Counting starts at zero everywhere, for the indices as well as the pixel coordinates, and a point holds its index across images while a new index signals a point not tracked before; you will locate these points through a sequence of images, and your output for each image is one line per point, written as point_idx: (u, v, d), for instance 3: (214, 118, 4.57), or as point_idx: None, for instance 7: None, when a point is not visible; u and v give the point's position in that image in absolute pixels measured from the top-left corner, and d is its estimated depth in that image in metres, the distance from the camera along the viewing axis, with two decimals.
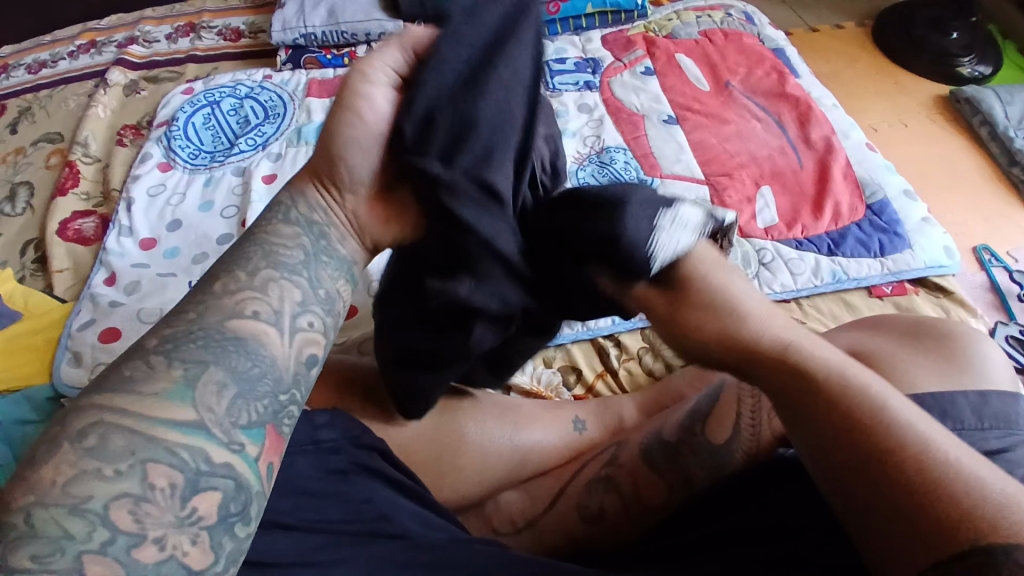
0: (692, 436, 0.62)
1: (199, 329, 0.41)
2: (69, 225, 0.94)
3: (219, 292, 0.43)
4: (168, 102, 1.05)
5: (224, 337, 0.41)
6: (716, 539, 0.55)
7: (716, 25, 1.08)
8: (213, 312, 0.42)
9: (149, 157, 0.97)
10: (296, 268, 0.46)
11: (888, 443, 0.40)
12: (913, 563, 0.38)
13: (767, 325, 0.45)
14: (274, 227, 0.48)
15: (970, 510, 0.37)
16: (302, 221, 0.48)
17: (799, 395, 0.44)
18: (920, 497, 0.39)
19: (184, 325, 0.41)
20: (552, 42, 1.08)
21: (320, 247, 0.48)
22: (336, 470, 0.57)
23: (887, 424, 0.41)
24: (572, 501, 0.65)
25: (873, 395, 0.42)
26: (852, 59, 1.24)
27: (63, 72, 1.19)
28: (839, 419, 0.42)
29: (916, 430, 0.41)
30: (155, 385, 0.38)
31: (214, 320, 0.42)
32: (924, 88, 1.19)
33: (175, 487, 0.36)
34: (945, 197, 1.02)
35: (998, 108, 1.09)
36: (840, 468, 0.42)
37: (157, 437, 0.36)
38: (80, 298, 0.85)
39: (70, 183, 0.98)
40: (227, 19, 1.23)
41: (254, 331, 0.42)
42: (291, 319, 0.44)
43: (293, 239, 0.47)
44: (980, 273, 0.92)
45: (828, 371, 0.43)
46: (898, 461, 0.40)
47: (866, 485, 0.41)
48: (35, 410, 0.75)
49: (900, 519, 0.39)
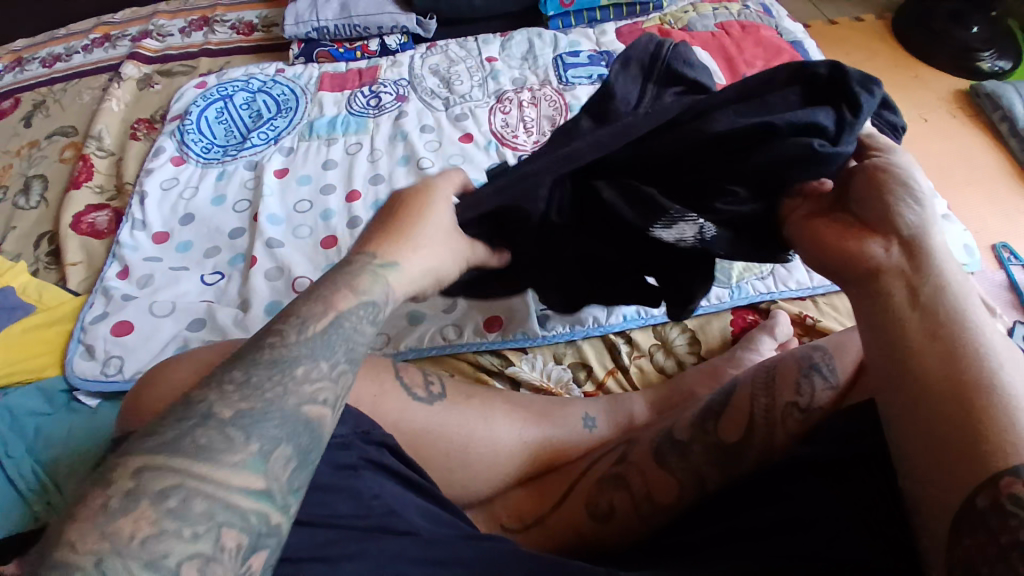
0: (704, 435, 0.61)
1: (275, 404, 0.40)
2: (83, 218, 0.94)
3: (298, 372, 0.42)
4: (182, 95, 1.05)
5: (298, 417, 0.40)
6: (726, 535, 0.53)
7: (733, 17, 1.06)
8: (292, 394, 0.41)
9: (162, 151, 0.98)
10: (361, 361, 0.45)
11: (966, 375, 0.40)
12: (940, 470, 0.40)
13: (888, 214, 0.46)
14: (350, 317, 0.46)
15: (1006, 437, 0.38)
16: (370, 315, 0.47)
17: (892, 293, 0.45)
18: (965, 409, 0.39)
19: (261, 399, 0.40)
20: (565, 35, 1.07)
21: (379, 343, 0.48)
22: (347, 465, 0.56)
23: (959, 339, 0.42)
24: (581, 498, 0.64)
25: (968, 319, 0.43)
26: (870, 53, 1.22)
27: (78, 66, 1.20)
28: (919, 320, 0.43)
29: (987, 353, 0.41)
30: (228, 448, 0.37)
31: (291, 400, 0.40)
32: (944, 82, 1.16)
33: (240, 551, 0.36)
34: (964, 193, 1.00)
35: (1019, 104, 1.07)
36: (900, 363, 0.43)
37: (233, 504, 0.36)
38: (93, 291, 0.85)
39: (84, 177, 0.99)
40: (240, 13, 1.23)
41: (322, 416, 0.41)
42: (349, 407, 0.44)
43: (365, 331, 0.47)
44: (999, 271, 0.90)
45: (928, 278, 0.44)
46: (957, 376, 0.41)
47: (908, 389, 0.42)
48: (48, 402, 0.77)
49: (948, 445, 0.39)
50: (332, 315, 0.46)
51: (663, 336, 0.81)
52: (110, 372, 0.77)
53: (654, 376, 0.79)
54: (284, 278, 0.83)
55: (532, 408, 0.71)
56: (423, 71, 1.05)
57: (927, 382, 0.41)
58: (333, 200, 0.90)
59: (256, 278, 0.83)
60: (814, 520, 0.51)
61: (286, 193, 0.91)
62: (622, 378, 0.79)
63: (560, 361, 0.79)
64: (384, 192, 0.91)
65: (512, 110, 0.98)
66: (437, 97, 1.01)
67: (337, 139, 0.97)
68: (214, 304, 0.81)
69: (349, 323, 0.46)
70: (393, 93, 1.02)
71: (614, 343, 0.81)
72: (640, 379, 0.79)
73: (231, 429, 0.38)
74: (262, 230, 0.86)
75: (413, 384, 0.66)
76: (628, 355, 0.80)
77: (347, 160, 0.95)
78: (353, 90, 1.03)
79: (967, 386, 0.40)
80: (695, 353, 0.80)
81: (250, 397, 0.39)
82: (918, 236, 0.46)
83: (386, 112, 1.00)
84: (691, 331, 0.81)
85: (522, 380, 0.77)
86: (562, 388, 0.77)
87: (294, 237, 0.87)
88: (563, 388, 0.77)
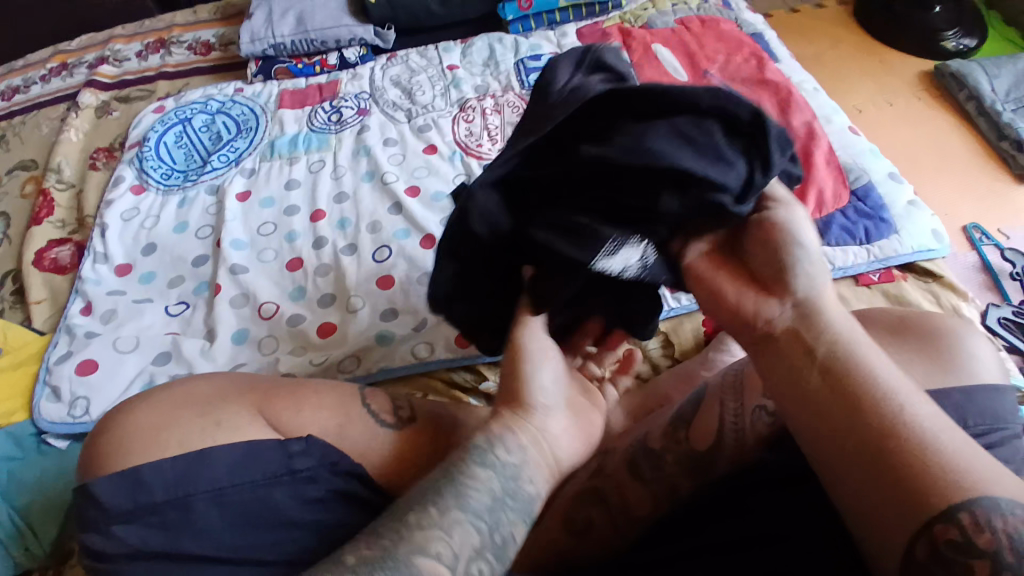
0: (676, 443, 0.61)
1: (390, 557, 0.45)
2: (45, 254, 0.93)
3: (411, 525, 0.47)
4: (140, 122, 1.03)
5: (407, 569, 0.44)
6: (700, 549, 0.54)
7: (692, 12, 1.06)
8: (404, 544, 0.45)
9: (122, 180, 0.96)
10: (481, 512, 0.48)
11: (888, 426, 0.41)
12: (890, 525, 0.40)
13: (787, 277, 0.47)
14: (471, 468, 0.50)
15: (938, 480, 0.38)
16: (495, 467, 0.50)
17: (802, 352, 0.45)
18: (895, 462, 0.40)
19: (380, 549, 0.45)
20: (525, 39, 1.06)
21: (508, 489, 0.50)
22: (315, 499, 0.55)
23: (871, 389, 0.42)
24: (560, 513, 0.63)
25: (871, 366, 0.43)
26: (835, 38, 1.21)
27: (35, 97, 1.18)
28: (826, 383, 0.44)
29: (897, 396, 0.42)
30: (422, 569, 0.45)
31: (403, 551, 0.45)
32: (909, 64, 1.16)
33: None
34: (934, 175, 1.00)
35: (984, 81, 1.06)
36: (826, 431, 0.43)
37: None
38: (57, 329, 0.84)
39: (45, 212, 0.97)
40: (197, 33, 1.21)
41: (432, 572, 0.45)
42: (466, 562, 0.46)
43: (485, 483, 0.50)
44: (971, 253, 0.90)
45: (829, 340, 0.45)
46: (881, 427, 0.41)
47: (843, 447, 0.42)
48: (19, 448, 0.76)
49: (884, 499, 0.40)
50: (445, 467, 0.50)
51: (636, 341, 0.80)
52: (76, 414, 0.75)
53: (630, 381, 0.78)
54: (250, 305, 0.82)
55: None
56: (384, 83, 1.04)
57: (854, 442, 0.41)
58: (297, 221, 0.89)
59: (222, 307, 0.81)
60: (781, 524, 0.53)
61: (249, 216, 0.90)
62: None
63: None
64: (349, 210, 0.89)
65: (476, 119, 0.97)
66: (399, 109, 1.00)
67: (299, 158, 0.96)
68: (180, 336, 0.80)
69: (461, 471, 0.50)
70: (354, 107, 1.01)
71: None
72: None
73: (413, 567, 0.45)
74: (226, 257, 0.85)
75: (381, 410, 0.65)
76: None
77: (309, 179, 0.93)
78: (314, 107, 1.02)
79: (894, 436, 0.40)
80: (669, 356, 0.79)
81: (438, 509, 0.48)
82: (814, 295, 0.47)
83: (348, 128, 0.99)
84: (665, 334, 0.80)
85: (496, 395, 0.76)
86: None
87: (259, 261, 0.85)
88: None
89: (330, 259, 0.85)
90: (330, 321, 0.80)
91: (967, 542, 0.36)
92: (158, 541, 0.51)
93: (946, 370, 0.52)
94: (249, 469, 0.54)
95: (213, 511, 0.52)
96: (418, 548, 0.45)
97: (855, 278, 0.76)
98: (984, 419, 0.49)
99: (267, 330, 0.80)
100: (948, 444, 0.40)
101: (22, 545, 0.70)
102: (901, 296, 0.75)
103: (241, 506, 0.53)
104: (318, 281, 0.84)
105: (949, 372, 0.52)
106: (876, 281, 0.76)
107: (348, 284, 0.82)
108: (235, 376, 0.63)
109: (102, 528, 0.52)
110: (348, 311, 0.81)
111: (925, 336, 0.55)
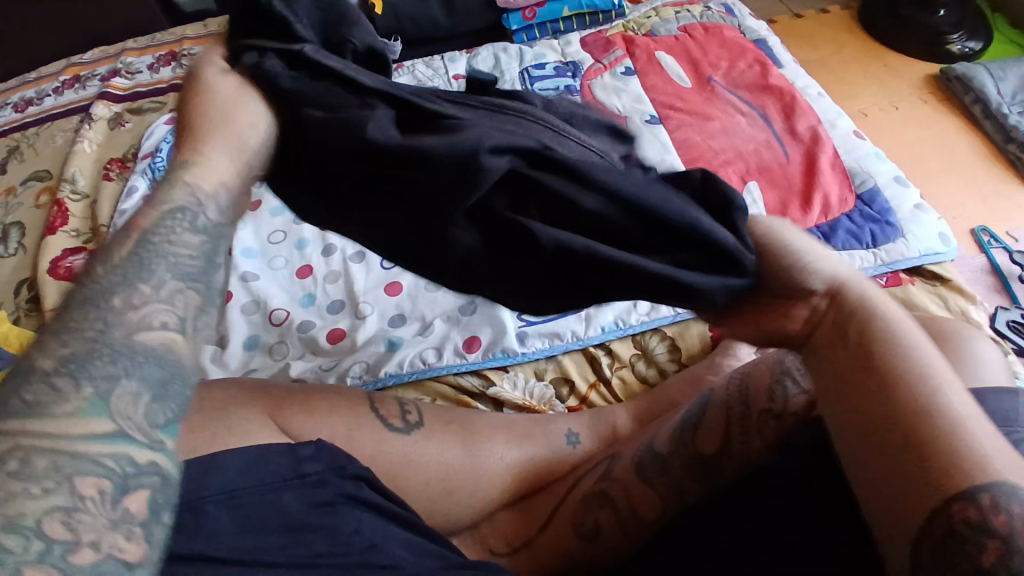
0: (683, 447, 0.61)
1: (102, 344, 0.40)
2: (60, 263, 0.94)
3: (116, 308, 0.42)
4: (152, 133, 1.05)
5: (133, 353, 0.41)
6: (711, 556, 0.54)
7: (696, 20, 1.07)
8: (117, 329, 0.41)
9: (134, 191, 0.97)
10: (135, 277, 0.43)
11: (922, 413, 0.40)
12: (905, 504, 0.40)
13: (817, 264, 0.46)
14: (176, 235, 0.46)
15: (965, 467, 0.39)
16: (204, 228, 0.47)
17: (836, 348, 0.45)
18: (925, 448, 0.40)
19: (83, 343, 0.40)
20: (531, 48, 1.07)
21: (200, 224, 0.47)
22: (324, 503, 0.55)
23: (903, 370, 0.42)
24: (567, 519, 0.64)
25: (907, 347, 0.43)
26: (839, 43, 1.22)
27: (49, 109, 1.20)
28: (862, 361, 0.43)
29: (932, 382, 0.42)
30: (135, 332, 0.41)
31: (118, 336, 0.41)
32: (914, 68, 1.16)
33: (102, 495, 0.37)
34: (940, 179, 1.00)
35: (990, 84, 1.06)
36: (856, 409, 0.43)
37: (78, 453, 0.37)
38: None
39: (59, 222, 0.99)
40: (208, 45, 1.23)
41: (163, 341, 0.42)
42: (147, 326, 0.42)
43: (195, 248, 0.46)
44: (979, 256, 0.89)
45: (863, 317, 0.44)
46: (919, 417, 0.40)
47: (868, 429, 0.42)
48: None
49: (902, 489, 0.40)
50: (141, 234, 0.45)
51: (642, 346, 0.80)
52: None
53: (637, 387, 0.78)
54: (261, 311, 0.83)
55: (512, 430, 0.70)
56: None
57: (888, 423, 0.41)
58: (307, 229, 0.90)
59: (233, 313, 0.82)
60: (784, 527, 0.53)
61: (259, 224, 0.91)
62: (604, 391, 0.78)
63: (542, 377, 0.79)
64: None
65: None
66: None
67: None
68: None
69: (161, 236, 0.45)
70: None
71: (595, 355, 0.80)
72: (622, 391, 0.78)
73: (138, 355, 0.41)
74: (238, 265, 0.86)
75: (390, 415, 0.65)
76: (609, 367, 0.79)
77: None
78: None
79: (925, 421, 0.40)
80: (676, 361, 0.79)
81: (111, 269, 0.43)
82: (840, 280, 0.46)
83: None
84: (671, 339, 0.81)
85: (503, 401, 0.77)
86: (545, 405, 0.77)
87: (270, 269, 0.87)
88: (546, 405, 0.77)
89: (339, 266, 0.86)
90: (339, 328, 0.81)
91: (985, 522, 0.37)
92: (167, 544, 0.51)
93: None
94: (259, 472, 0.55)
95: (224, 514, 0.52)
96: (143, 328, 0.42)
97: None
98: (1002, 421, 0.47)
99: (277, 336, 0.81)
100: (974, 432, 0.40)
101: None
102: (908, 299, 0.75)
103: (251, 509, 0.53)
104: (327, 288, 0.85)
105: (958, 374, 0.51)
106: (883, 284, 0.76)
107: (356, 292, 0.83)
108: (245, 382, 0.65)
109: None
110: (357, 318, 0.81)
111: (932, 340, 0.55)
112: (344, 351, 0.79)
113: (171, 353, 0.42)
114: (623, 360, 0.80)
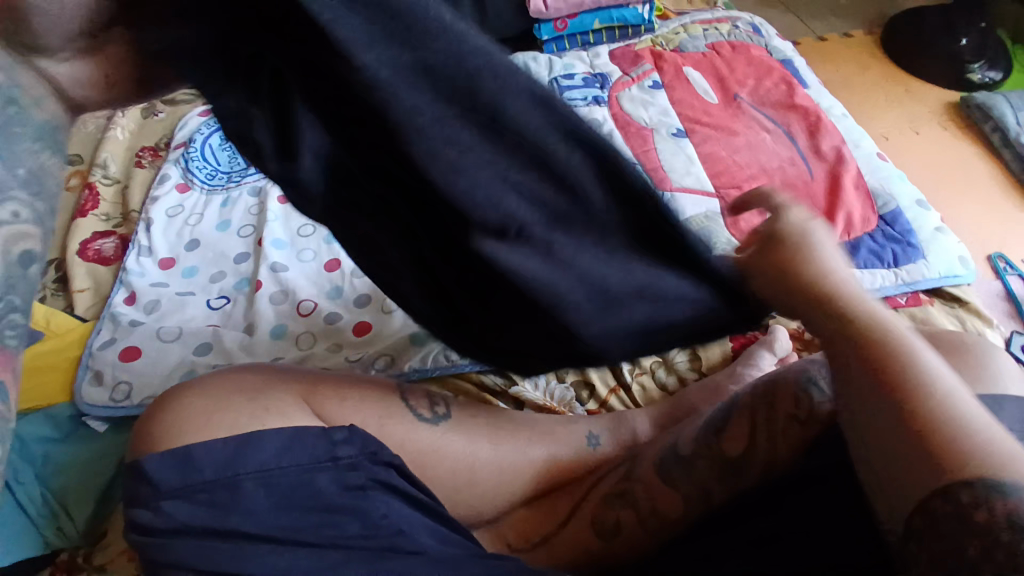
0: (705, 450, 0.62)
1: None
2: (89, 245, 0.96)
3: None
4: (186, 123, 1.07)
5: None
6: (732, 546, 0.57)
7: (724, 38, 1.09)
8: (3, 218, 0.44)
9: (167, 178, 0.99)
10: None
11: (930, 409, 0.42)
12: (905, 489, 0.42)
13: (830, 268, 0.50)
14: None
15: (969, 460, 0.40)
16: None
17: (868, 347, 0.46)
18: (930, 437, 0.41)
19: None
20: (561, 58, 1.09)
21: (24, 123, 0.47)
22: (355, 486, 0.57)
23: (913, 369, 0.44)
24: (587, 517, 0.65)
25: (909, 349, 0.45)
26: (861, 67, 1.24)
27: None
28: (869, 356, 0.45)
29: (945, 387, 0.43)
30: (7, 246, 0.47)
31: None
32: (934, 94, 1.19)
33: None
34: (959, 203, 1.02)
35: (1009, 114, 1.08)
36: (862, 392, 0.45)
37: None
38: (100, 316, 0.86)
39: (91, 205, 1.00)
40: None
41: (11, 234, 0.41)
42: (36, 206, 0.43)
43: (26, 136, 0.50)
44: (994, 280, 0.91)
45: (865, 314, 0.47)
46: (922, 407, 0.42)
47: (880, 412, 0.44)
48: (57, 428, 0.78)
49: (918, 466, 0.41)
50: None
51: (662, 354, 0.82)
52: (118, 399, 0.78)
53: (656, 393, 0.80)
54: (289, 301, 0.84)
55: (536, 428, 0.71)
56: None
57: (900, 407, 0.43)
58: None
59: (261, 302, 0.84)
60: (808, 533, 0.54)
61: (290, 217, 0.93)
62: (624, 395, 0.80)
63: (563, 379, 0.80)
64: None
65: None
66: None
67: None
68: (220, 328, 0.82)
69: None
70: None
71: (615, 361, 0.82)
72: (643, 396, 0.80)
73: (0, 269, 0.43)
74: (267, 255, 0.88)
75: (419, 406, 0.67)
76: (630, 373, 0.81)
77: None
78: None
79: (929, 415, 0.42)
80: (696, 369, 0.81)
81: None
82: (834, 281, 0.49)
83: None
84: (692, 347, 0.82)
85: (524, 401, 0.78)
86: (565, 407, 0.78)
87: (299, 261, 0.88)
88: (567, 407, 0.78)
89: None
90: (366, 321, 0.83)
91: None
92: (205, 517, 0.53)
93: (979, 381, 0.54)
94: (294, 454, 0.57)
95: (260, 491, 0.55)
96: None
97: (884, 300, 0.77)
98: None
99: (304, 326, 0.82)
100: (986, 421, 0.42)
101: (56, 527, 0.71)
102: (927, 318, 0.76)
103: (286, 488, 0.55)
104: (355, 282, 0.86)
105: (982, 383, 0.54)
106: (903, 304, 0.78)
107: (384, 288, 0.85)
108: (279, 369, 0.67)
109: (153, 504, 0.54)
110: (384, 313, 0.83)
111: (957, 352, 0.57)
112: (370, 345, 0.80)
113: (28, 250, 0.43)
114: (643, 367, 0.82)
